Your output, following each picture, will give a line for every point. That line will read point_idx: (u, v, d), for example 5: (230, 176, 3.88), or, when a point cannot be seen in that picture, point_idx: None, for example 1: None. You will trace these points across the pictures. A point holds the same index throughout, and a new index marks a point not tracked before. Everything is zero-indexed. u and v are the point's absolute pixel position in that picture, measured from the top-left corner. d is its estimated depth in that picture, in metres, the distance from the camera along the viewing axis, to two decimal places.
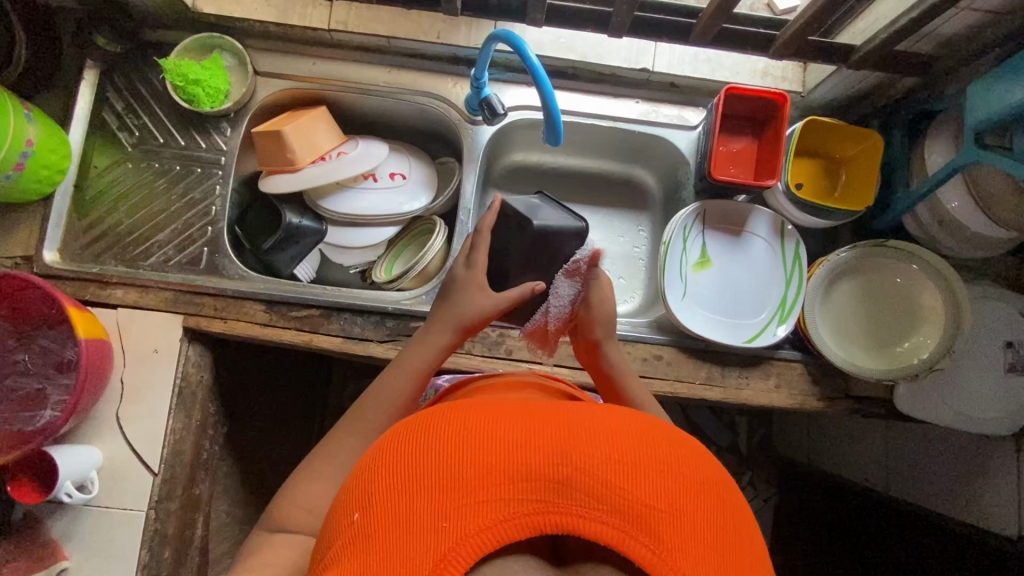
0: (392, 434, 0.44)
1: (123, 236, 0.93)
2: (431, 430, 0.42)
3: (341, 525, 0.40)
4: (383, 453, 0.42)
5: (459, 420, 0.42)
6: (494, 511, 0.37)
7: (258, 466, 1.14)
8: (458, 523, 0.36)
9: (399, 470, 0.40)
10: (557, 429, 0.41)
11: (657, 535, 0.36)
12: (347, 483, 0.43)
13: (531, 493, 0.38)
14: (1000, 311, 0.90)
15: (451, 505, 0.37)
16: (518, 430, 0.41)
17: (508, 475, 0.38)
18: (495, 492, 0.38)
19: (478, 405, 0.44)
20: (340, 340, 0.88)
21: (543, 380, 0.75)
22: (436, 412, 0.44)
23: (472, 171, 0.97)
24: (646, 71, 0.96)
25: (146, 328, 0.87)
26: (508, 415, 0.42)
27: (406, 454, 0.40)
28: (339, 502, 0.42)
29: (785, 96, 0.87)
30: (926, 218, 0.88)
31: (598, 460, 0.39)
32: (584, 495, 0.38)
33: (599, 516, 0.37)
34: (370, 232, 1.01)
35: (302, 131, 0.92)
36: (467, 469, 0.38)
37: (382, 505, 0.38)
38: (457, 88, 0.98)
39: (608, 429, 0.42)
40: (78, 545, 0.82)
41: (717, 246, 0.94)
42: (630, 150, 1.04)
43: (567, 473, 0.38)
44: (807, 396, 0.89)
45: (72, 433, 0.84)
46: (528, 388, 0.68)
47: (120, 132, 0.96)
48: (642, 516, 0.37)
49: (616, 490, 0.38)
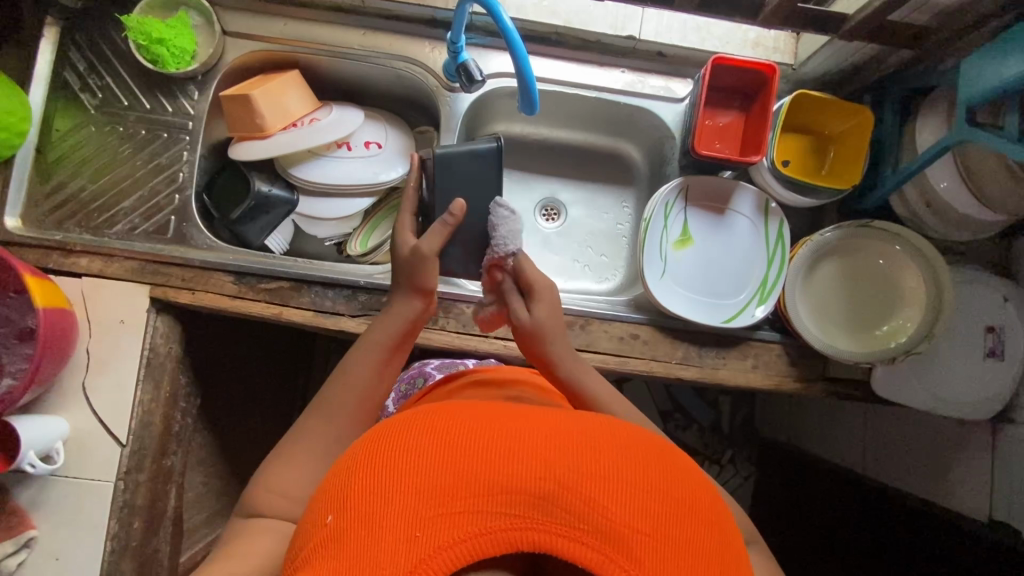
0: (372, 435, 0.45)
1: (87, 201, 0.90)
2: (412, 435, 0.43)
3: (316, 525, 0.41)
4: (361, 457, 0.43)
5: (442, 427, 0.43)
6: (470, 526, 0.38)
7: (235, 438, 1.13)
8: (434, 535, 0.38)
9: (375, 476, 0.41)
10: (541, 440, 0.42)
11: (633, 557, 0.38)
12: (326, 483, 0.44)
13: (509, 508, 0.39)
14: (982, 295, 0.89)
15: (427, 516, 0.38)
16: (500, 442, 0.42)
17: (487, 487, 0.39)
18: (474, 505, 0.39)
19: (463, 411, 0.45)
20: (311, 314, 0.86)
21: (535, 376, 0.76)
22: (418, 416, 0.45)
23: (449, 141, 0.94)
24: (632, 39, 0.92)
25: (112, 298, 0.85)
26: (492, 424, 0.43)
27: (384, 459, 0.42)
28: (316, 501, 0.44)
29: (774, 67, 0.84)
30: (914, 198, 0.86)
31: (580, 477, 0.40)
32: (563, 512, 0.39)
33: (578, 535, 0.38)
34: (345, 203, 0.98)
35: (271, 95, 0.88)
36: (446, 478, 0.40)
37: (357, 510, 0.39)
38: (435, 53, 0.94)
39: (591, 444, 0.43)
40: (45, 514, 0.81)
41: (699, 224, 0.92)
42: (614, 122, 1.01)
43: (547, 489, 0.39)
44: (784, 377, 0.88)
45: (37, 403, 0.82)
46: (517, 385, 0.71)
47: (82, 93, 0.92)
48: (620, 536, 0.38)
49: (595, 508, 0.39)
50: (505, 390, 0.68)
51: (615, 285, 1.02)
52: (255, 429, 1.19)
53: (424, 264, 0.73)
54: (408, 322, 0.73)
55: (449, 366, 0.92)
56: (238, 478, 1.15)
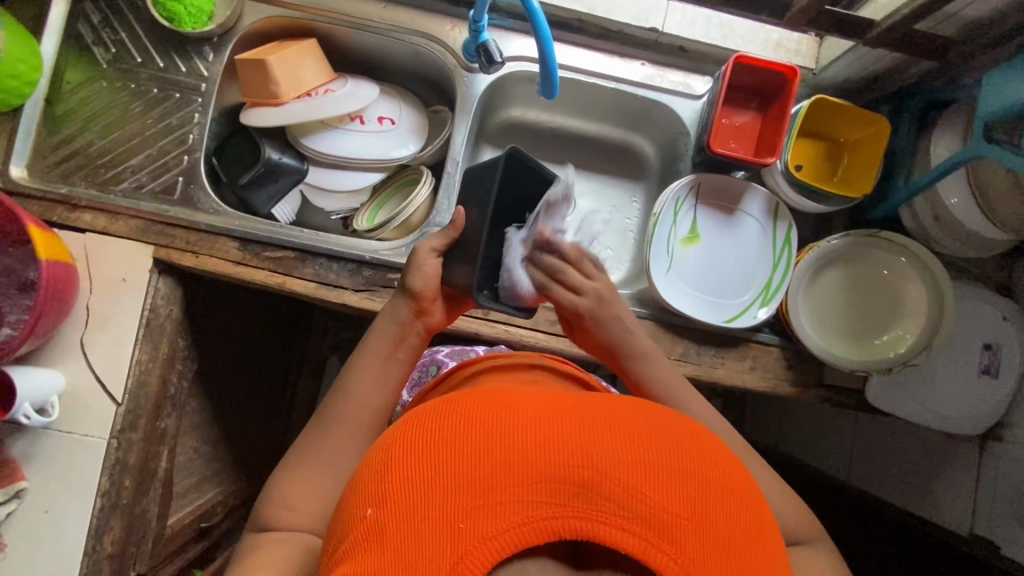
0: (405, 429, 0.46)
1: (94, 157, 0.89)
2: (447, 428, 0.44)
3: (353, 521, 0.43)
4: (395, 450, 0.45)
5: (475, 421, 0.45)
6: (512, 515, 0.39)
7: (227, 405, 1.13)
8: (476, 524, 0.39)
9: (413, 468, 0.42)
10: (576, 431, 0.44)
11: (678, 543, 0.39)
12: (360, 477, 0.46)
13: (550, 496, 0.40)
14: (983, 313, 0.89)
15: (469, 507, 0.39)
16: (534, 433, 0.43)
17: (525, 476, 0.41)
18: (514, 493, 0.40)
19: (494, 404, 0.47)
20: (314, 286, 0.86)
21: (550, 362, 0.76)
22: (450, 410, 0.47)
23: (464, 122, 0.93)
24: (654, 31, 0.92)
25: (115, 257, 0.84)
26: (525, 416, 0.45)
27: (420, 452, 0.43)
28: (351, 495, 0.45)
29: (795, 69, 0.83)
30: (923, 211, 0.86)
31: (616, 465, 0.42)
32: (604, 499, 0.40)
33: (621, 522, 0.39)
34: (354, 177, 0.98)
35: (288, 62, 0.87)
36: (485, 468, 0.41)
37: (397, 503, 0.41)
38: (455, 31, 0.93)
39: (624, 433, 0.44)
40: (37, 467, 0.81)
41: (708, 222, 0.92)
42: (630, 115, 1.00)
43: (586, 477, 0.41)
44: (780, 380, 0.89)
45: (34, 356, 0.82)
46: (531, 369, 0.72)
47: (95, 47, 0.91)
48: (662, 522, 0.39)
49: (635, 496, 0.40)
50: (525, 376, 0.69)
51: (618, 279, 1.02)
52: (247, 398, 1.19)
53: (417, 269, 0.70)
54: (400, 329, 0.71)
55: (459, 354, 0.93)
56: (229, 445, 1.15)
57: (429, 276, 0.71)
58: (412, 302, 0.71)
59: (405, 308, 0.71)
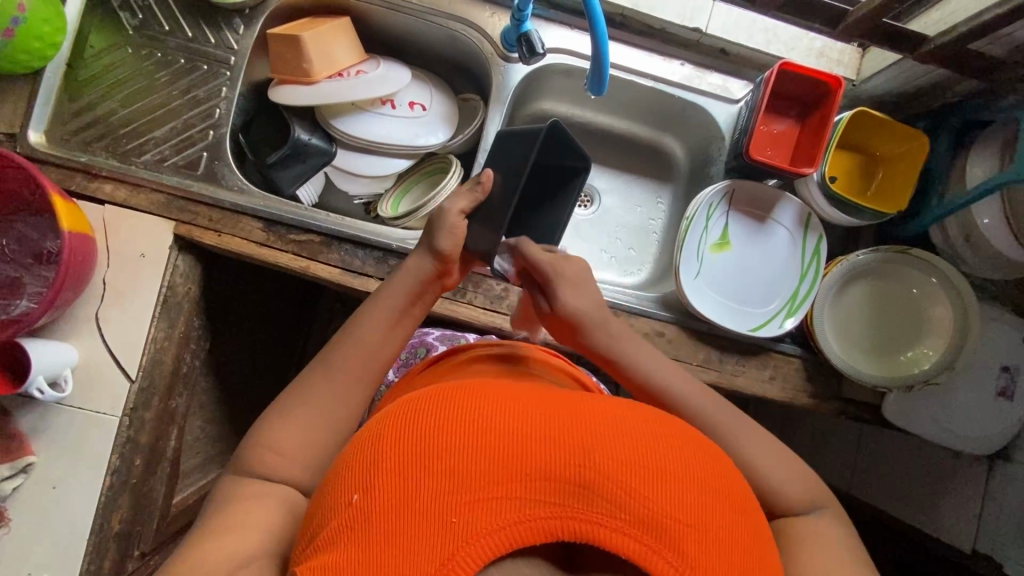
0: (398, 415, 0.45)
1: (116, 126, 0.86)
2: (443, 417, 0.43)
3: (339, 505, 0.41)
4: (386, 435, 0.43)
5: (472, 412, 0.44)
6: (507, 513, 0.39)
7: (236, 385, 1.11)
8: (470, 520, 0.38)
9: (405, 457, 0.41)
10: (578, 431, 0.43)
11: (679, 550, 0.38)
12: (347, 461, 0.45)
13: (549, 495, 0.39)
14: (1004, 335, 0.90)
15: (462, 501, 0.39)
16: (534, 431, 0.42)
17: (525, 474, 0.40)
18: (512, 490, 0.39)
19: (493, 397, 0.46)
20: (338, 272, 0.84)
21: (539, 353, 0.76)
22: (444, 399, 0.46)
23: (498, 112, 0.92)
24: (698, 32, 0.90)
25: (135, 230, 0.82)
26: (524, 413, 0.44)
27: (414, 441, 0.42)
28: (337, 478, 0.44)
29: (840, 81, 0.82)
30: (954, 231, 0.86)
31: (619, 467, 0.41)
32: (606, 502, 0.39)
33: (621, 525, 0.38)
34: (381, 163, 0.95)
35: (322, 40, 0.85)
36: (482, 462, 0.40)
37: (387, 491, 0.40)
38: (495, 19, 0.90)
39: (627, 435, 0.44)
40: (46, 441, 0.79)
41: (738, 229, 0.91)
42: (664, 115, 0.99)
43: (587, 477, 0.40)
44: (800, 391, 0.89)
45: (48, 327, 0.80)
46: (526, 362, 0.71)
47: (120, 12, 0.88)
48: (663, 528, 0.38)
49: (637, 500, 0.39)
50: (522, 371, 0.68)
51: (641, 280, 1.01)
52: (254, 379, 1.17)
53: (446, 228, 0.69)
54: (420, 286, 0.69)
55: (450, 337, 0.91)
56: (234, 427, 1.13)
57: (458, 235, 0.69)
58: (436, 261, 0.70)
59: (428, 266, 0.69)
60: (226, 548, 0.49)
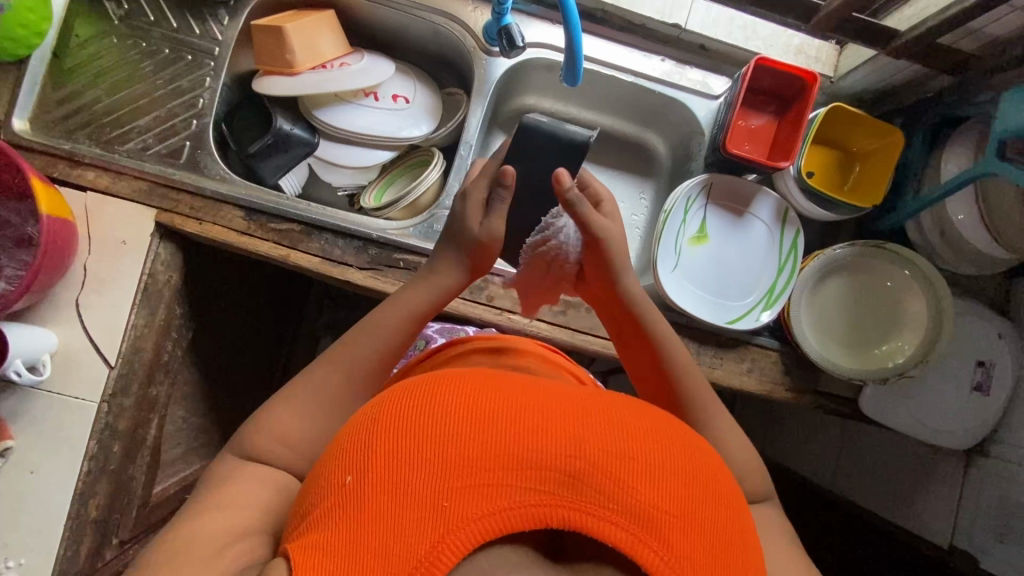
0: (392, 399, 0.45)
1: (100, 115, 0.87)
2: (436, 403, 0.44)
3: (330, 487, 0.42)
4: (380, 418, 0.44)
5: (466, 400, 0.44)
6: (499, 499, 0.39)
7: (218, 377, 1.11)
8: (461, 505, 0.38)
9: (398, 440, 0.41)
10: (569, 420, 0.43)
11: (664, 541, 0.39)
12: (340, 444, 0.45)
13: (539, 483, 0.40)
14: (980, 331, 0.90)
15: (453, 487, 0.39)
16: (525, 419, 0.43)
17: (515, 462, 0.40)
18: (503, 477, 0.40)
19: (487, 385, 0.46)
20: (318, 261, 0.85)
21: (542, 350, 0.77)
22: (438, 385, 0.46)
23: (480, 105, 0.93)
24: (677, 28, 0.91)
25: (115, 217, 0.82)
26: (517, 402, 0.44)
27: (408, 424, 0.42)
28: (329, 461, 0.44)
29: (815, 76, 0.83)
30: (929, 227, 0.87)
31: (608, 457, 0.41)
32: (594, 492, 0.40)
33: (608, 515, 0.39)
34: (364, 155, 0.96)
35: (305, 31, 0.86)
36: (474, 449, 0.41)
37: (379, 474, 0.40)
38: (476, 13, 0.91)
39: (618, 426, 0.44)
40: (24, 427, 0.80)
41: (717, 223, 0.92)
42: (645, 111, 1.00)
43: (577, 466, 0.40)
44: (777, 385, 0.89)
45: (28, 313, 0.81)
46: (523, 356, 0.72)
47: (107, 2, 0.89)
48: (649, 518, 0.39)
49: (624, 490, 0.40)
50: (514, 362, 0.68)
51: None
52: (238, 370, 1.17)
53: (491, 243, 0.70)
54: (441, 296, 0.70)
55: (449, 331, 0.94)
56: (217, 418, 1.13)
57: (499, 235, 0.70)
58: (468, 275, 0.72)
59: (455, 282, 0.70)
60: (213, 527, 0.49)
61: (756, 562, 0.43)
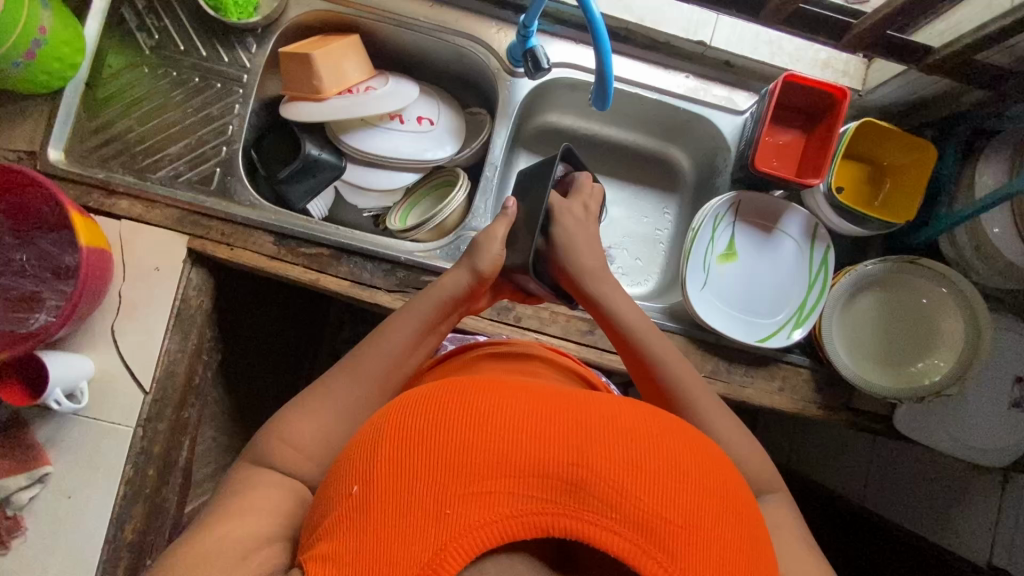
0: (398, 408, 0.45)
1: (132, 144, 0.88)
2: (441, 411, 0.43)
3: (341, 495, 0.42)
4: (388, 427, 0.44)
5: (473, 407, 0.44)
6: (502, 508, 0.39)
7: (245, 395, 1.12)
8: (465, 513, 0.38)
9: (404, 450, 0.41)
10: (575, 427, 0.43)
11: (669, 552, 0.38)
12: (350, 453, 0.45)
13: (541, 491, 0.40)
14: (1018, 345, 0.89)
15: (459, 494, 0.39)
16: (531, 426, 0.42)
17: (518, 470, 0.40)
18: (505, 485, 0.40)
19: (494, 392, 0.46)
20: (348, 284, 0.85)
21: (548, 353, 0.76)
22: (443, 393, 0.46)
23: (505, 126, 0.93)
24: (702, 45, 0.91)
25: (149, 244, 0.84)
26: (521, 407, 0.44)
27: (414, 434, 0.42)
28: (339, 469, 0.45)
29: (845, 91, 0.82)
30: (964, 241, 0.85)
31: (614, 465, 0.41)
32: (597, 500, 0.39)
33: (611, 525, 0.39)
34: (390, 177, 0.97)
35: (332, 58, 0.86)
36: (477, 458, 0.41)
37: (384, 482, 0.40)
38: (501, 35, 0.92)
39: (625, 432, 0.43)
40: (62, 452, 0.81)
41: (745, 240, 0.91)
42: (670, 127, 0.99)
43: (581, 475, 0.40)
44: (809, 403, 0.88)
45: (66, 341, 0.82)
46: (533, 359, 0.72)
47: (138, 32, 0.91)
48: (651, 529, 0.39)
49: (629, 500, 0.39)
50: (526, 366, 0.69)
51: (649, 290, 1.01)
52: (264, 389, 1.18)
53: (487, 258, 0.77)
54: (453, 300, 0.73)
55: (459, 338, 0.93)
56: (245, 437, 1.14)
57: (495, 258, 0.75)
58: (471, 278, 0.74)
59: (465, 282, 0.73)
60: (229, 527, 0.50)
61: (767, 569, 0.42)
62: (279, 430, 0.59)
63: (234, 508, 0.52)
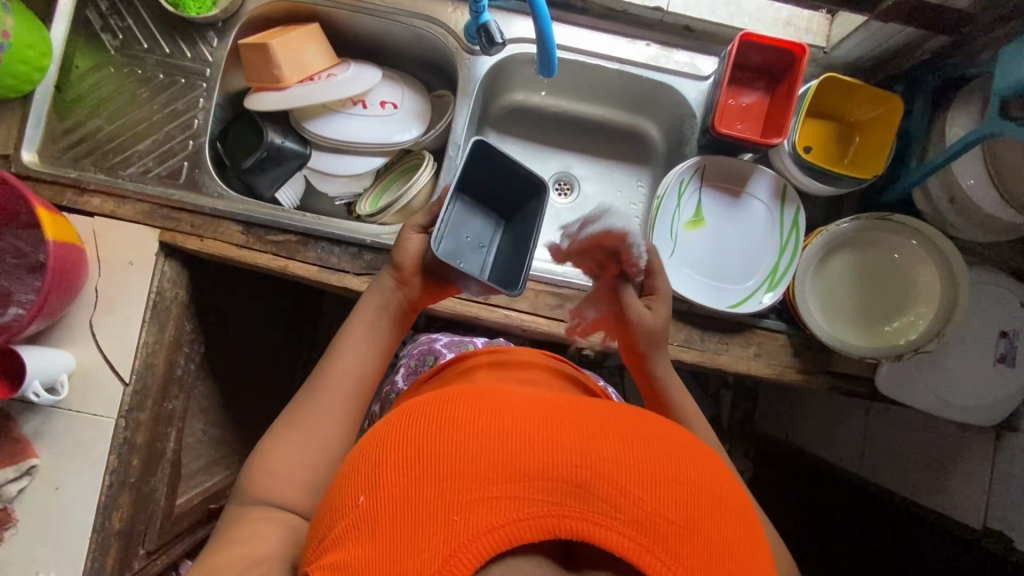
0: (402, 416, 0.44)
1: (103, 143, 0.90)
2: (443, 418, 0.42)
3: (343, 509, 0.41)
4: (391, 436, 0.43)
5: (473, 412, 0.42)
6: (508, 510, 0.37)
7: (234, 387, 1.14)
8: (470, 519, 0.37)
9: (406, 458, 0.40)
10: (576, 432, 0.42)
11: (673, 552, 0.37)
12: (353, 465, 0.44)
13: (546, 495, 0.38)
14: (1002, 300, 0.86)
15: (462, 499, 0.38)
16: (530, 430, 0.41)
17: (522, 472, 0.39)
18: (510, 489, 0.38)
19: (493, 399, 0.45)
20: (316, 269, 0.86)
21: (550, 359, 0.75)
22: (443, 401, 0.45)
23: (466, 105, 0.93)
24: (659, 11, 0.90)
25: (121, 240, 0.85)
26: (521, 412, 0.43)
27: (417, 442, 0.41)
28: (342, 481, 0.44)
29: (803, 47, 0.81)
30: (938, 193, 0.82)
31: (614, 467, 0.40)
32: (602, 501, 0.38)
33: (617, 526, 0.37)
34: (357, 162, 0.98)
35: (290, 46, 0.87)
36: (480, 462, 0.39)
37: (389, 490, 0.39)
38: (457, 14, 0.92)
39: (623, 438, 0.42)
40: (47, 444, 0.83)
41: (712, 205, 0.90)
42: (636, 98, 0.99)
43: (586, 477, 0.39)
44: (788, 367, 0.87)
45: (46, 335, 0.84)
46: (529, 367, 0.69)
47: (103, 33, 0.93)
48: (657, 528, 0.37)
49: (631, 501, 0.38)
50: (524, 371, 0.67)
51: None
52: (253, 382, 1.20)
53: (398, 245, 0.69)
54: (384, 301, 0.70)
55: (458, 344, 0.91)
56: (237, 429, 1.16)
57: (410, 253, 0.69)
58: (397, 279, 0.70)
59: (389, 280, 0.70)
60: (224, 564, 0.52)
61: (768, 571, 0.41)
62: (259, 463, 0.61)
63: (230, 551, 0.54)
